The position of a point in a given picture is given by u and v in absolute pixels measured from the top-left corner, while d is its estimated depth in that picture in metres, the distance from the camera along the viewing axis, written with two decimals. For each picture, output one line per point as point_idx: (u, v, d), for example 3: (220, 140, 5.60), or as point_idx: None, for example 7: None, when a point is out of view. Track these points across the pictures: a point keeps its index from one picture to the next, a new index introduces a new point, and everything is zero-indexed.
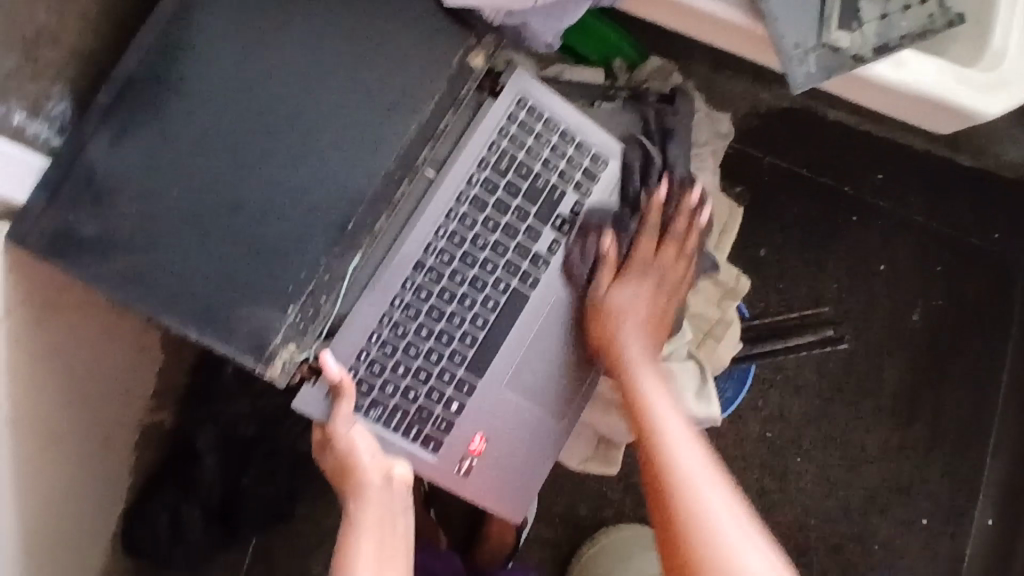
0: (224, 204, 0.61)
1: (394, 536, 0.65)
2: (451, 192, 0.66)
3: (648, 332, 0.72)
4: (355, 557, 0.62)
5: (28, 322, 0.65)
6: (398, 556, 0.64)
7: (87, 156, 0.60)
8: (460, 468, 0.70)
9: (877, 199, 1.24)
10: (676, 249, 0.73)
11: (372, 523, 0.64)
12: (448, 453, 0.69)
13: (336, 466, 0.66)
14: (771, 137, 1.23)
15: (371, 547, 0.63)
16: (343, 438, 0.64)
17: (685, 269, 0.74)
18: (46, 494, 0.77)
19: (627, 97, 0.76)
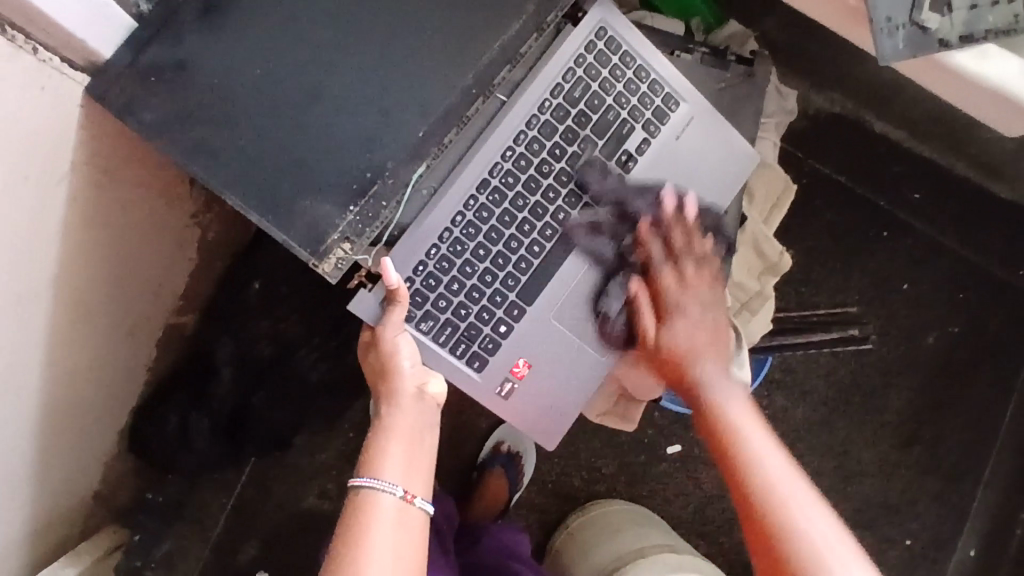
0: (301, 92, 0.60)
1: (422, 445, 0.65)
2: (522, 115, 0.66)
3: (706, 342, 0.69)
4: (383, 457, 0.62)
5: (88, 185, 0.67)
6: (423, 466, 0.64)
7: (178, 24, 0.60)
8: (501, 390, 0.71)
9: (915, 217, 1.23)
10: (694, 263, 0.72)
11: (402, 428, 0.64)
12: (491, 375, 0.70)
13: (376, 370, 0.66)
14: (824, 140, 1.22)
15: (399, 452, 0.63)
16: (389, 343, 0.65)
17: (705, 266, 0.72)
18: (71, 360, 0.79)
19: (707, 54, 0.75)
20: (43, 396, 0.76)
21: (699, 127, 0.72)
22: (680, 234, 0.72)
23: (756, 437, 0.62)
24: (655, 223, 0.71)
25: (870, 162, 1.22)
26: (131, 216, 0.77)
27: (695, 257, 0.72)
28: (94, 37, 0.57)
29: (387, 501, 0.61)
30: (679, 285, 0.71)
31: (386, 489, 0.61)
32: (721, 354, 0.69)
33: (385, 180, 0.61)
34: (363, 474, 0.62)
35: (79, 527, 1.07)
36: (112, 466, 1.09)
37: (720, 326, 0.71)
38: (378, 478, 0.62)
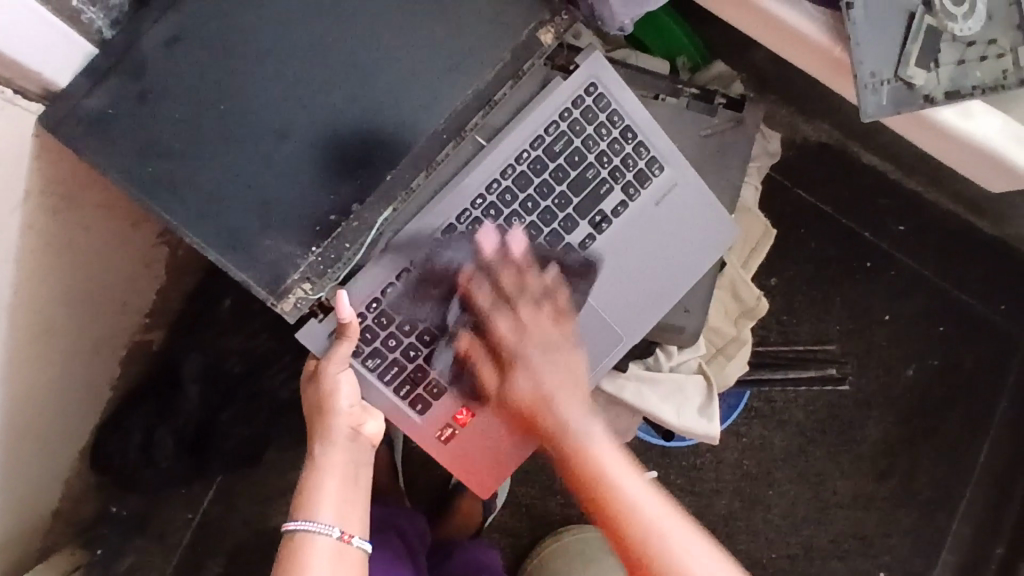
0: (271, 131, 0.59)
1: (356, 481, 0.65)
2: (497, 163, 0.65)
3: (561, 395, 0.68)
4: (317, 500, 0.63)
5: (45, 211, 0.65)
6: (358, 503, 0.65)
7: (141, 47, 0.56)
8: (442, 434, 0.68)
9: (896, 251, 1.22)
10: (529, 304, 0.67)
11: (337, 468, 0.64)
12: (433, 419, 0.67)
13: (313, 405, 0.65)
14: (809, 173, 1.21)
15: (333, 490, 0.64)
16: (331, 379, 0.63)
17: (535, 313, 0.67)
18: (30, 383, 0.76)
19: (694, 95, 0.74)
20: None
21: (682, 194, 0.70)
22: (512, 277, 0.66)
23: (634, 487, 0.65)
24: (478, 270, 0.65)
25: (854, 192, 1.21)
26: (91, 235, 0.74)
27: (533, 297, 0.67)
28: (49, 63, 0.54)
29: (323, 541, 0.62)
30: (513, 329, 0.68)
31: (321, 531, 0.62)
32: (578, 394, 0.69)
33: (349, 223, 0.60)
34: (297, 517, 0.62)
35: (40, 543, 1.05)
36: (72, 483, 1.07)
37: (573, 361, 0.69)
38: (313, 520, 0.62)
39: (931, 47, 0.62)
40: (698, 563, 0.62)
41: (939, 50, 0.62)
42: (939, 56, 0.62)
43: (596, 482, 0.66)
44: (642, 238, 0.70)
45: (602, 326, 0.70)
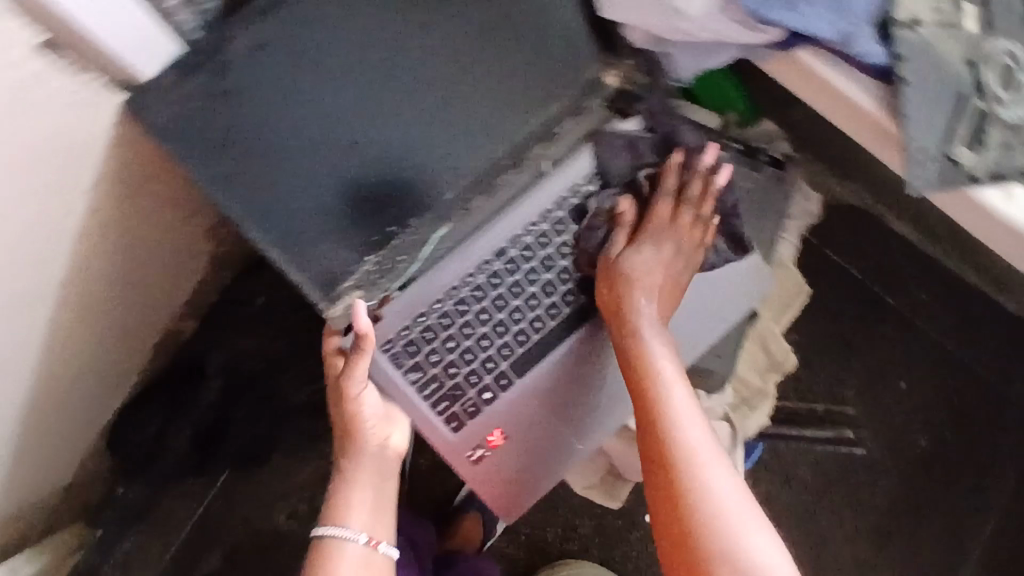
0: (343, 144, 0.62)
1: (384, 493, 0.68)
2: (550, 195, 0.71)
3: (660, 295, 0.70)
4: (347, 509, 0.65)
5: (113, 195, 0.68)
6: (385, 513, 0.68)
7: (226, 53, 0.57)
8: (472, 454, 0.71)
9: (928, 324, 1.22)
10: (690, 213, 0.71)
11: (366, 480, 0.67)
12: (466, 439, 0.70)
13: (340, 421, 0.67)
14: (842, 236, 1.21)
15: (363, 502, 0.66)
16: (356, 397, 0.66)
17: (683, 228, 0.71)
18: (66, 356, 0.78)
19: (740, 150, 0.76)
20: (19, 403, 0.75)
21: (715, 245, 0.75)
22: (699, 184, 0.72)
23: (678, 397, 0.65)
24: (684, 162, 0.72)
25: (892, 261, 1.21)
26: (151, 223, 0.76)
27: (692, 201, 0.71)
28: (138, 53, 0.54)
29: (351, 549, 0.65)
30: (667, 217, 0.71)
31: (350, 538, 0.65)
32: (666, 301, 0.70)
33: (403, 236, 0.66)
34: (328, 523, 0.65)
35: (42, 522, 1.06)
36: (87, 461, 1.08)
37: (685, 273, 0.71)
38: (343, 527, 0.65)
39: (980, 128, 0.63)
40: (710, 483, 0.61)
41: (986, 131, 0.63)
42: (985, 137, 0.63)
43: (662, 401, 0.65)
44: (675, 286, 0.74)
45: (718, 304, 0.74)
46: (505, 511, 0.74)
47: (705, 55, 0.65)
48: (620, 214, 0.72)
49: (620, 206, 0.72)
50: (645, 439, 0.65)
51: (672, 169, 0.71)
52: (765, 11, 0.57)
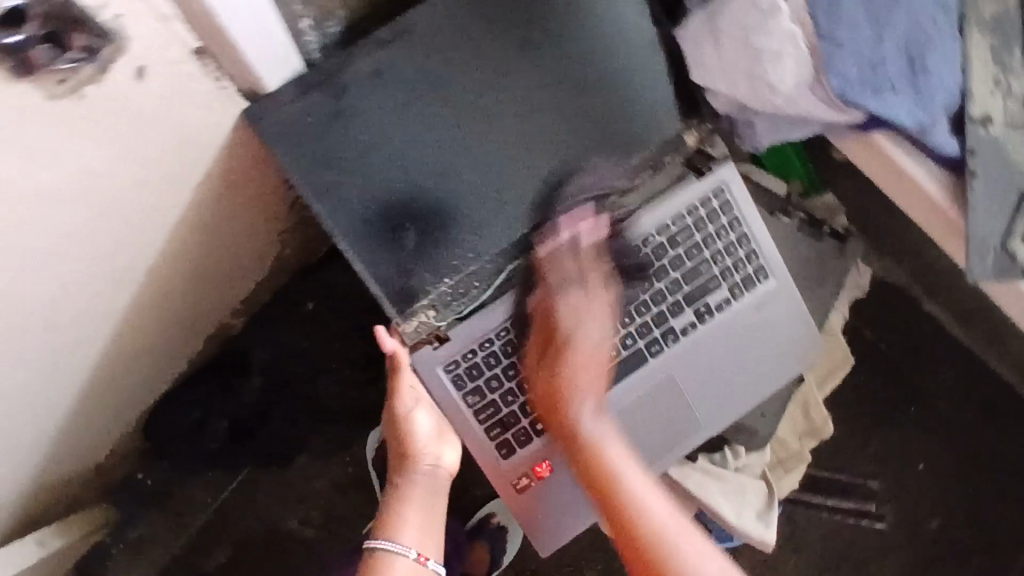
0: (437, 169, 0.66)
1: (435, 512, 0.71)
2: (626, 239, 0.71)
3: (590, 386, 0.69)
4: (401, 523, 0.68)
5: (214, 195, 0.70)
6: (435, 532, 0.70)
7: (348, 77, 0.63)
8: (517, 482, 0.75)
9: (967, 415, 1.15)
10: (587, 288, 0.69)
11: (418, 497, 0.70)
12: (514, 466, 0.74)
13: (394, 443, 0.72)
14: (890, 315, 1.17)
15: (415, 519, 0.69)
16: (406, 418, 0.70)
17: (589, 308, 0.69)
18: (128, 337, 0.80)
19: (804, 220, 0.79)
20: (72, 375, 0.75)
21: (778, 305, 0.74)
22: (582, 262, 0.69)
23: (640, 486, 0.66)
24: (565, 247, 0.68)
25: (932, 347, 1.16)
26: (233, 220, 0.79)
27: (588, 281, 0.69)
28: (274, 71, 0.59)
29: (402, 563, 0.67)
30: (569, 309, 0.69)
31: (401, 552, 0.67)
32: (597, 389, 0.69)
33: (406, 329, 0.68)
34: (380, 536, 0.68)
35: (65, 499, 1.07)
36: (122, 441, 1.10)
37: (604, 356, 0.70)
38: (395, 540, 0.67)
39: None
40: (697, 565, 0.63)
41: None
42: None
43: (621, 489, 0.66)
44: (733, 345, 0.74)
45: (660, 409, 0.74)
46: (546, 540, 0.77)
47: (784, 128, 0.70)
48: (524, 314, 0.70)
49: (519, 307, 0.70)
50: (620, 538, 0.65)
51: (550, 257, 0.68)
52: (849, 95, 0.62)
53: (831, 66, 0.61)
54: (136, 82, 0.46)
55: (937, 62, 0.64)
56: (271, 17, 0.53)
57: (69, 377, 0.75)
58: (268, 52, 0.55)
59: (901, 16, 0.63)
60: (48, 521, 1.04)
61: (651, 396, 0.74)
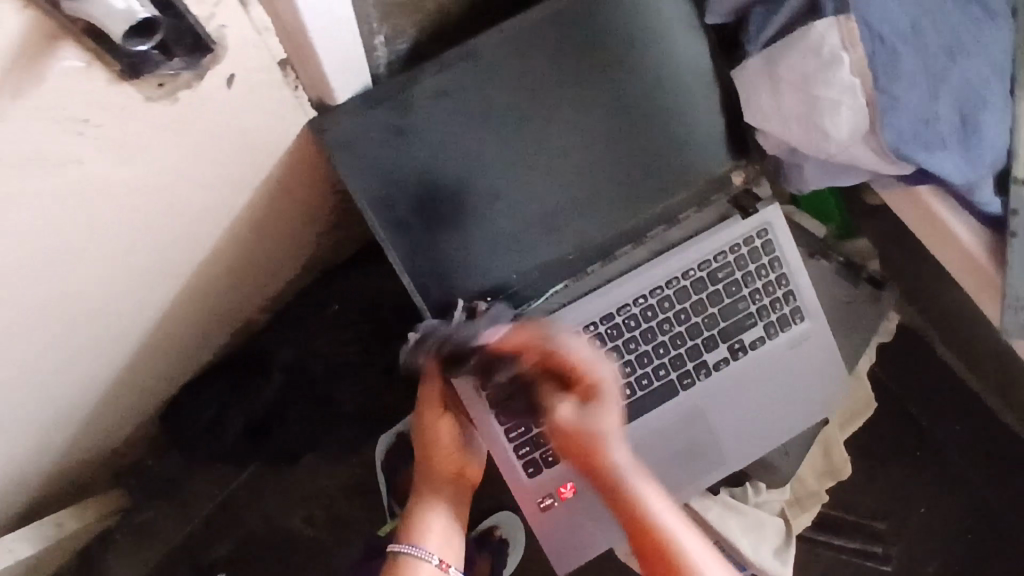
0: (492, 192, 0.68)
1: (455, 521, 0.75)
2: (667, 270, 0.73)
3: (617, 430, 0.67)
4: (424, 530, 0.72)
5: (267, 196, 0.71)
6: (456, 539, 0.74)
7: (414, 94, 0.64)
8: (542, 503, 0.75)
9: (977, 467, 1.15)
10: (577, 348, 0.66)
11: (440, 506, 0.75)
12: (540, 487, 0.75)
13: (418, 454, 0.76)
14: (917, 362, 1.16)
15: (437, 527, 0.73)
16: (432, 430, 0.75)
17: (597, 355, 0.66)
18: (164, 327, 0.81)
19: (841, 264, 0.81)
20: (100, 367, 0.75)
21: (812, 348, 0.76)
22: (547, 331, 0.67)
23: (678, 525, 0.68)
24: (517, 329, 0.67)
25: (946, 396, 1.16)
26: (277, 219, 0.80)
27: (574, 342, 0.66)
28: (346, 86, 0.60)
29: (425, 568, 0.71)
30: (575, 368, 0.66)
31: (424, 557, 0.71)
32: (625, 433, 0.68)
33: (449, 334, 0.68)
34: (405, 541, 0.72)
35: (73, 487, 1.06)
36: (139, 427, 1.10)
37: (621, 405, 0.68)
38: (419, 546, 0.71)
39: None
40: None
41: None
42: None
43: (660, 530, 0.67)
44: (765, 384, 0.76)
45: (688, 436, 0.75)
46: (564, 564, 0.77)
47: (835, 172, 0.71)
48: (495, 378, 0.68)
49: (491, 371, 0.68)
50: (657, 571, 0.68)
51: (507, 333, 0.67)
52: (902, 148, 0.63)
53: (888, 121, 0.63)
54: (224, 89, 0.47)
55: (990, 118, 0.65)
56: (349, 33, 0.54)
57: (103, 363, 0.75)
58: (341, 66, 0.56)
59: (956, 74, 0.64)
60: (55, 508, 1.04)
61: (684, 420, 0.75)
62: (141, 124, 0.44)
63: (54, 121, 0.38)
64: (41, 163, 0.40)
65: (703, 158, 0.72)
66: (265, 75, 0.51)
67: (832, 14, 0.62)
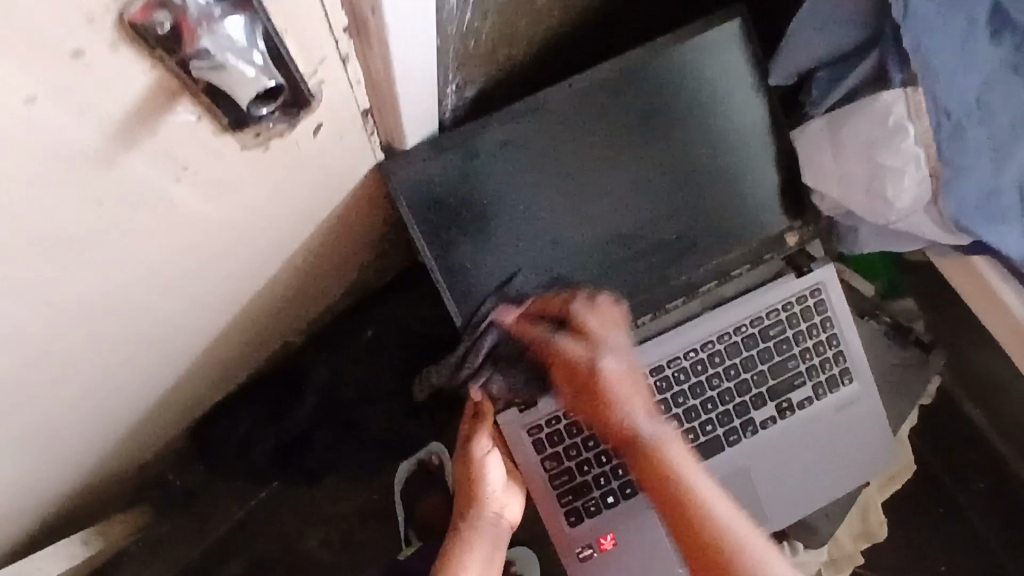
0: (546, 239, 0.68)
1: (492, 563, 0.76)
2: (717, 327, 0.75)
3: (638, 392, 0.70)
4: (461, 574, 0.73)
5: (324, 229, 0.72)
6: None
7: (480, 143, 0.65)
8: (580, 552, 0.77)
9: (1007, 536, 1.12)
10: (595, 319, 0.68)
11: (481, 547, 0.75)
12: (581, 536, 0.78)
13: (464, 489, 0.76)
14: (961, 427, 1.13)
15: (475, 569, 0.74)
16: (481, 467, 0.75)
17: (611, 319, 0.69)
18: (209, 349, 0.80)
19: (889, 326, 0.83)
20: (143, 388, 0.75)
21: (859, 409, 0.78)
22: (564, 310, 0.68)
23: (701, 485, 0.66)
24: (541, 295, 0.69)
25: (975, 461, 1.13)
26: (327, 248, 0.80)
27: (604, 314, 0.68)
28: (417, 130, 0.61)
29: None
30: (597, 324, 0.68)
31: None
32: (642, 397, 0.69)
33: (523, 284, 0.68)
34: None
35: (98, 502, 1.06)
36: (167, 444, 1.10)
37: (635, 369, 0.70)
38: None
39: None
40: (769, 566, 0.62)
41: None
42: None
43: (684, 493, 0.65)
44: (811, 442, 0.77)
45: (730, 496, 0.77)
46: None
47: (889, 238, 0.72)
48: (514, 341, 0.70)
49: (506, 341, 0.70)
50: (690, 541, 0.64)
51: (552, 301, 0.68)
52: (963, 219, 0.64)
53: (950, 191, 0.63)
54: (309, 137, 0.48)
55: None
56: (427, 85, 0.54)
57: (149, 382, 0.75)
58: (415, 113, 0.57)
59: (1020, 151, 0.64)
60: (78, 522, 1.04)
61: (729, 478, 0.76)
62: (235, 170, 0.45)
63: (162, 168, 0.39)
64: (141, 206, 0.41)
65: (750, 216, 0.72)
66: (347, 123, 0.51)
67: (900, 85, 0.63)
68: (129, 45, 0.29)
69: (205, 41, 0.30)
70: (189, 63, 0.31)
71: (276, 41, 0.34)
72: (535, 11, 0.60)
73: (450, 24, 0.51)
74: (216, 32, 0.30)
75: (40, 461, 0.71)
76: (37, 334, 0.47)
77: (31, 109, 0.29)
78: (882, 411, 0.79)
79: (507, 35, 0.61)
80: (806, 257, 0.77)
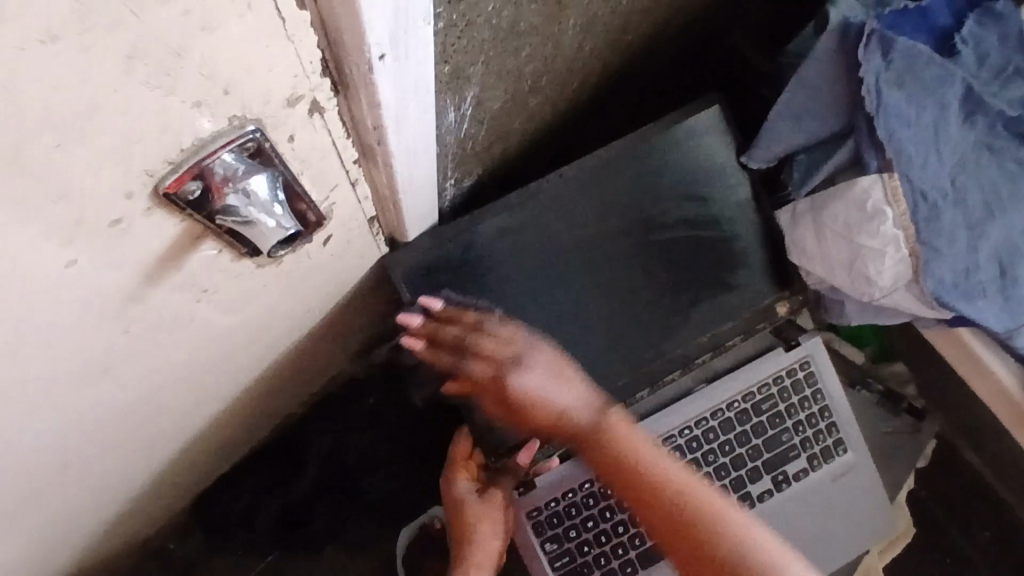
0: (542, 317, 0.71)
1: None
2: (710, 403, 0.78)
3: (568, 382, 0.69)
4: None
5: (334, 311, 0.75)
6: None
7: (479, 232, 0.67)
8: None
9: None
10: (484, 333, 0.67)
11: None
12: None
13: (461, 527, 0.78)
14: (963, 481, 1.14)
15: None
16: (485, 510, 0.78)
17: (508, 339, 0.67)
18: (215, 426, 0.81)
19: (880, 393, 0.87)
20: (152, 468, 0.76)
21: (853, 478, 0.81)
22: (455, 324, 0.66)
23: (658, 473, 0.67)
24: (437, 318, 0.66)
25: (977, 515, 1.13)
26: (332, 324, 0.82)
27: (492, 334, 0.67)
28: (418, 222, 0.63)
29: None
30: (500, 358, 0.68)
31: None
32: (575, 387, 0.69)
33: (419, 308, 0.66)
34: None
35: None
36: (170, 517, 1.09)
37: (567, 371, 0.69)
38: None
39: None
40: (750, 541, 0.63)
41: None
42: None
43: (648, 483, 0.66)
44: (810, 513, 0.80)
45: None
46: None
47: (873, 311, 0.74)
48: (413, 339, 0.67)
49: (414, 334, 0.66)
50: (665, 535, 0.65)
51: (435, 315, 0.66)
52: (943, 296, 0.66)
53: (928, 270, 0.66)
54: (319, 247, 0.50)
55: None
56: (428, 185, 0.57)
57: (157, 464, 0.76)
58: (416, 210, 0.59)
59: (995, 229, 0.67)
60: None
61: None
62: (252, 285, 0.47)
63: (183, 295, 0.42)
64: (162, 327, 0.43)
65: (736, 296, 0.75)
66: (355, 228, 0.54)
67: (876, 171, 0.66)
68: (161, 209, 0.32)
69: (230, 198, 0.33)
70: (212, 211, 0.33)
71: (291, 184, 0.37)
72: (528, 109, 0.63)
73: (450, 135, 0.53)
74: (240, 188, 0.33)
75: (49, 544, 0.71)
76: (58, 447, 0.48)
77: (70, 270, 0.31)
78: (876, 481, 0.82)
79: (503, 132, 0.64)
80: (795, 330, 0.81)
